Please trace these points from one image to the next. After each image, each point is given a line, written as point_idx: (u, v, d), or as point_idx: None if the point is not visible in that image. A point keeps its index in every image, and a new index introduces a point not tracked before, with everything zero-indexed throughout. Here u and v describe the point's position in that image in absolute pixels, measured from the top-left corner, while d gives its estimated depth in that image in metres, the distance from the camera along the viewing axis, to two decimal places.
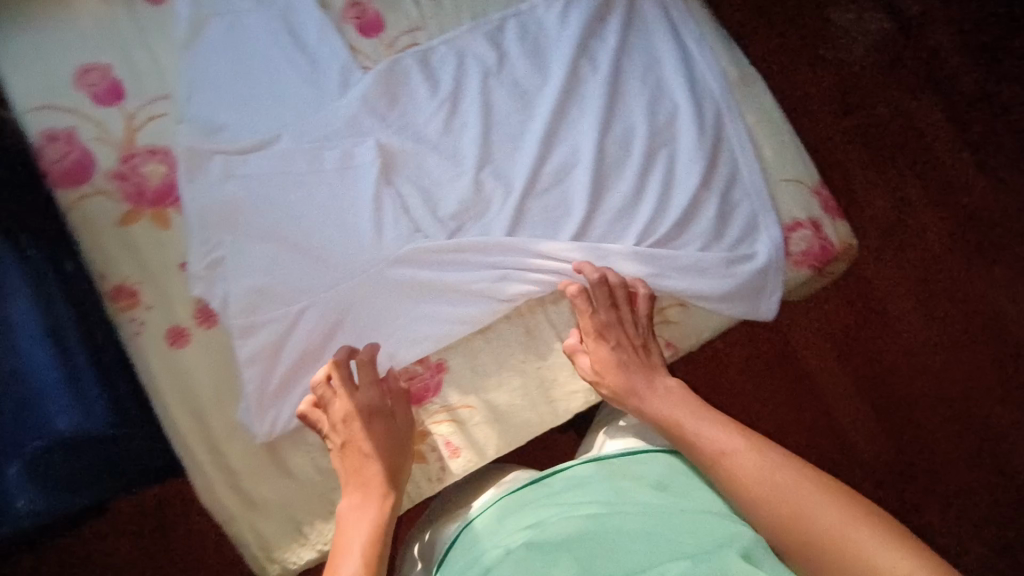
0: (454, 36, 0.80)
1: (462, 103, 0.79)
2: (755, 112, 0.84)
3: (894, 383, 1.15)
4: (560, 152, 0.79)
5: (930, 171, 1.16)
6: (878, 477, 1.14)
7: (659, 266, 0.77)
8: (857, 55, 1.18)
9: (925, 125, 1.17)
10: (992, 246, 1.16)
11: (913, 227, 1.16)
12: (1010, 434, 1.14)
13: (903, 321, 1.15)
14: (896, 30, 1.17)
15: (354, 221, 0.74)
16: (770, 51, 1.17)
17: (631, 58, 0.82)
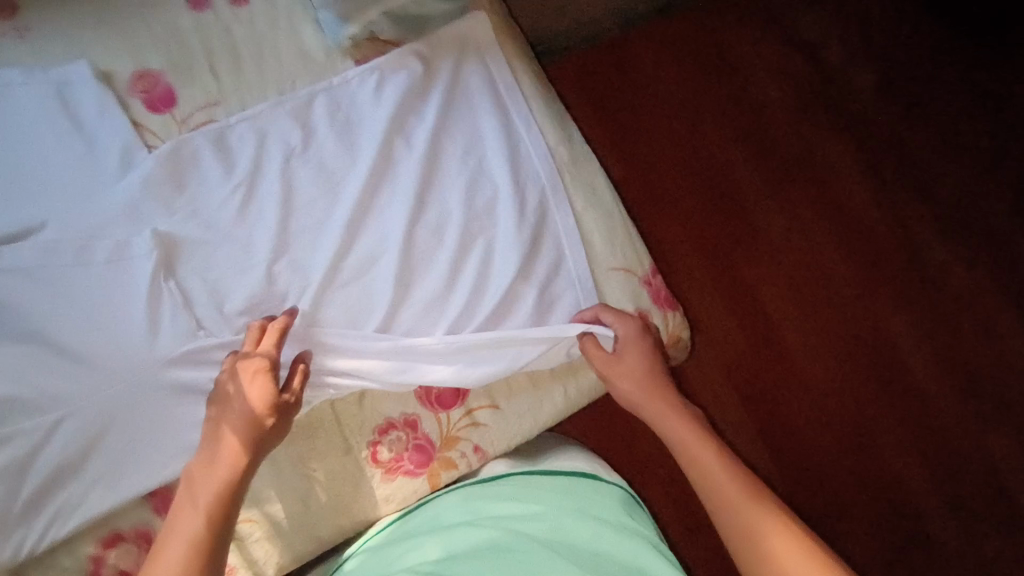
0: (255, 113, 0.74)
1: (260, 186, 0.73)
2: (586, 197, 0.80)
3: (791, 405, 1.20)
4: (366, 241, 0.74)
5: (822, 194, 1.28)
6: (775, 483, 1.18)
7: (471, 356, 0.73)
8: (765, 87, 1.29)
9: (820, 152, 1.28)
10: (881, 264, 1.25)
11: (808, 259, 1.25)
12: (900, 442, 1.20)
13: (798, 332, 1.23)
14: (807, 68, 1.30)
15: (125, 319, 0.68)
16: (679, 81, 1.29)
17: (452, 137, 0.77)
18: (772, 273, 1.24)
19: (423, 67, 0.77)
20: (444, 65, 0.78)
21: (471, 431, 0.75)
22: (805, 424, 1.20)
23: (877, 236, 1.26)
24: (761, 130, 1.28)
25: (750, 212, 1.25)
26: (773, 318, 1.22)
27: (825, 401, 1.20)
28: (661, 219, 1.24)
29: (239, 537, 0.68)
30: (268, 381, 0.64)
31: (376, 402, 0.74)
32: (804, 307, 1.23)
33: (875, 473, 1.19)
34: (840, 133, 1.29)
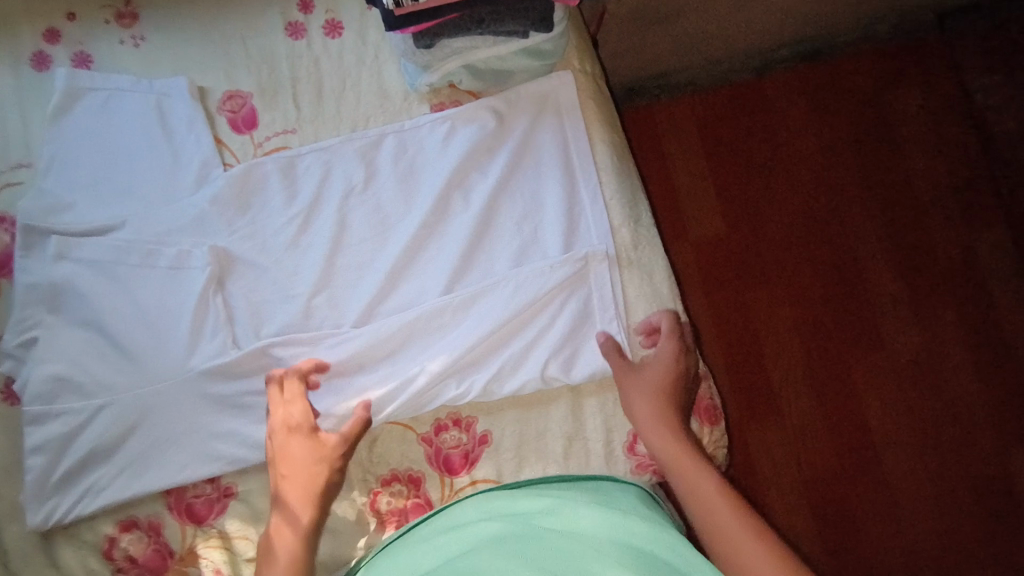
0: (325, 146, 0.76)
1: (317, 216, 0.75)
2: (641, 283, 0.75)
3: (872, 492, 1.12)
4: (405, 290, 0.74)
5: (947, 211, 1.21)
6: (835, 501, 1.13)
7: (461, 301, 0.72)
8: (907, 105, 1.24)
9: (953, 174, 1.22)
10: (993, 295, 1.17)
11: (922, 344, 1.17)
12: (983, 485, 1.11)
13: (892, 350, 1.17)
14: (950, 92, 1.24)
15: (174, 323, 0.72)
16: (812, 84, 1.25)
17: (511, 197, 0.75)
18: (876, 287, 1.19)
19: (495, 121, 0.76)
20: (518, 122, 0.76)
21: None
22: (885, 516, 1.11)
23: (1007, 337, 1.16)
24: (891, 145, 1.23)
25: (865, 283, 1.19)
26: (869, 397, 1.16)
27: (912, 498, 1.12)
28: (766, 272, 1.20)
29: (238, 547, 0.71)
30: (304, 433, 0.67)
31: (386, 447, 0.74)
32: (905, 394, 1.16)
33: (950, 511, 1.11)
34: (979, 161, 1.22)
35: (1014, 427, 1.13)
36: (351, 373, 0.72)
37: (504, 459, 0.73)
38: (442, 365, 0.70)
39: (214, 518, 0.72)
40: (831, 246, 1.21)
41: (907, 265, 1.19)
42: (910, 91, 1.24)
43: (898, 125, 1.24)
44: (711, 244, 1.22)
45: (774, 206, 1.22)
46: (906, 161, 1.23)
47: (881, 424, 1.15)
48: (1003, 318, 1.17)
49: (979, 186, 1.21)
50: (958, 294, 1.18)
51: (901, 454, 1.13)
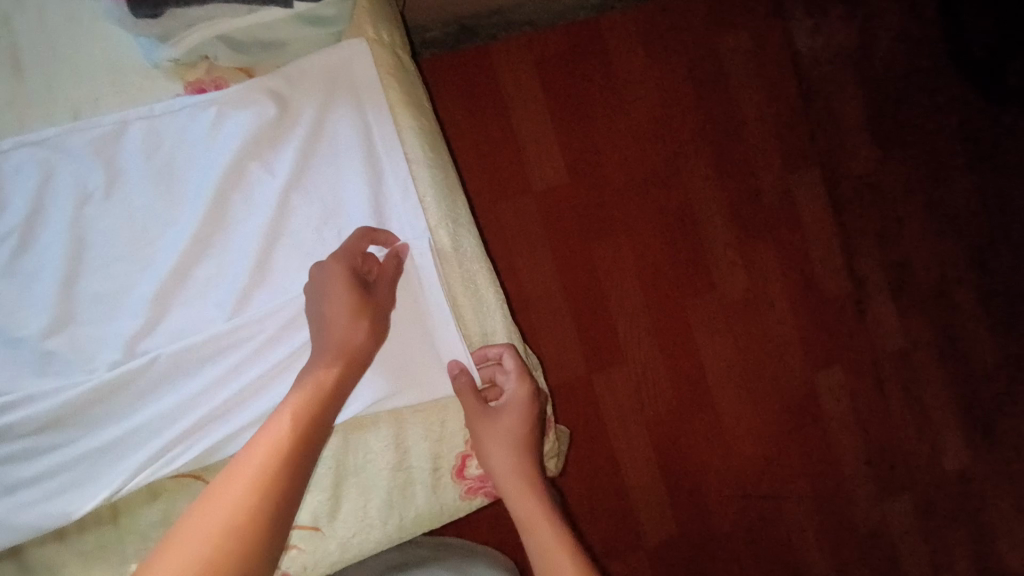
0: (39, 140, 0.58)
1: (40, 233, 0.58)
2: (468, 289, 0.67)
3: (702, 438, 1.18)
4: (177, 318, 0.61)
5: (772, 161, 1.23)
6: (668, 448, 1.17)
7: (249, 332, 0.61)
8: (738, 54, 1.22)
9: (778, 122, 1.23)
10: (807, 242, 1.23)
11: (746, 294, 1.21)
12: (794, 420, 1.21)
13: (720, 299, 1.20)
14: (777, 40, 1.23)
15: None
16: (644, 29, 1.20)
17: (304, 198, 0.63)
18: (706, 237, 1.20)
19: (275, 105, 0.61)
20: (304, 106, 0.62)
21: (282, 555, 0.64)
22: (713, 458, 1.18)
23: (818, 278, 1.23)
24: (721, 94, 1.22)
25: (696, 236, 1.20)
26: (699, 349, 1.19)
27: (735, 438, 1.19)
28: (603, 230, 1.18)
29: None
30: (355, 282, 0.58)
31: (167, 509, 0.61)
32: (730, 342, 1.20)
33: (768, 444, 1.20)
34: (802, 111, 1.24)
35: (818, 363, 1.22)
36: (120, 417, 0.59)
37: (319, 501, 0.64)
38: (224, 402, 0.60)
39: None
40: (665, 202, 1.20)
41: (737, 214, 1.21)
42: (737, 38, 1.22)
43: (727, 78, 1.22)
44: (549, 203, 1.16)
45: (609, 160, 1.18)
46: (736, 111, 1.22)
47: (710, 372, 1.19)
48: (818, 262, 1.23)
49: (801, 135, 1.23)
50: (777, 242, 1.22)
51: (726, 398, 1.19)
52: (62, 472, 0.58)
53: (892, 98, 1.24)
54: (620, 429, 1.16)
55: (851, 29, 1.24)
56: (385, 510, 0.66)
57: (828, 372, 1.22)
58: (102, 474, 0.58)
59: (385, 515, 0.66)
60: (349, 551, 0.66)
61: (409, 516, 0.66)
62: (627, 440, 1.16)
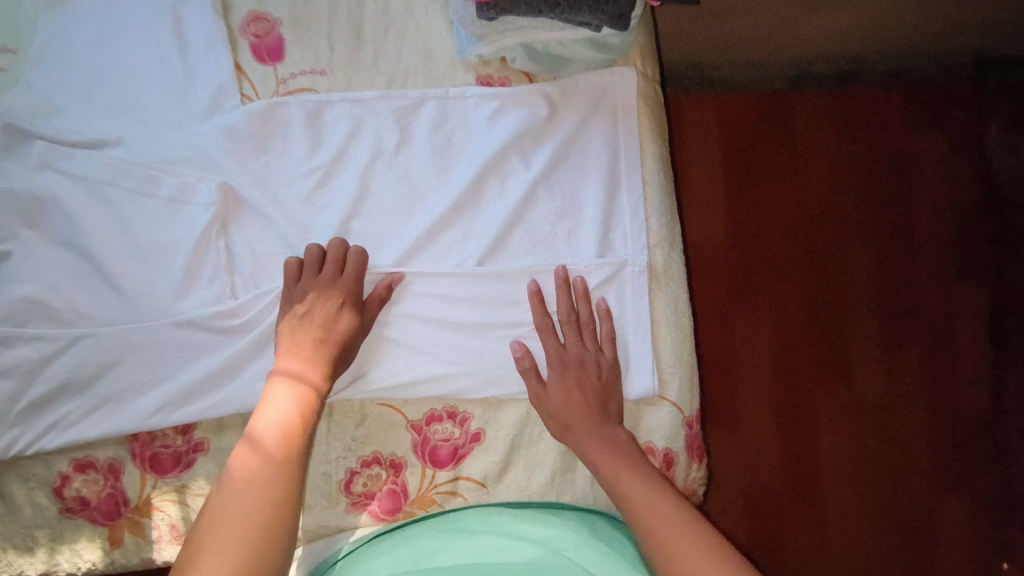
0: (357, 100, 0.69)
1: (338, 173, 0.69)
2: (668, 309, 0.72)
3: (812, 521, 1.14)
4: (420, 269, 0.69)
5: (943, 261, 1.22)
6: (777, 522, 1.13)
7: (483, 289, 0.70)
8: (930, 150, 1.23)
9: (956, 224, 1.22)
10: (960, 348, 1.20)
11: (887, 388, 1.19)
12: (913, 527, 1.15)
13: (860, 384, 1.18)
14: (970, 146, 1.24)
15: (164, 263, 0.67)
16: (840, 106, 1.23)
17: (549, 192, 0.71)
18: (860, 319, 1.19)
19: (547, 110, 0.70)
20: (570, 116, 0.71)
21: (448, 500, 0.71)
22: (818, 550, 1.13)
23: (964, 396, 1.19)
24: (904, 185, 1.22)
25: (848, 315, 1.19)
26: (826, 434, 1.17)
27: (847, 535, 1.14)
28: (757, 291, 1.19)
29: (194, 504, 0.67)
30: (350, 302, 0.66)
31: (370, 431, 0.70)
32: (858, 436, 1.17)
33: (880, 546, 1.14)
34: (984, 220, 1.23)
35: (948, 482, 1.17)
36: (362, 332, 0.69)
37: (493, 461, 0.71)
38: (455, 336, 0.70)
39: (179, 471, 0.68)
40: (825, 281, 1.20)
41: (894, 304, 1.20)
42: (932, 138, 1.23)
43: (913, 178, 1.23)
44: (711, 250, 1.19)
45: (778, 223, 1.20)
46: (914, 205, 1.22)
47: (834, 453, 1.16)
48: (969, 372, 1.19)
49: (978, 242, 1.22)
50: (930, 342, 1.20)
51: (845, 485, 1.16)
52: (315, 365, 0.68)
53: None
54: (730, 489, 1.14)
55: None
56: (543, 487, 0.71)
57: (958, 485, 1.17)
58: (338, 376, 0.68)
59: (546, 491, 0.71)
60: None
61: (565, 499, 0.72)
62: (735, 501, 1.14)
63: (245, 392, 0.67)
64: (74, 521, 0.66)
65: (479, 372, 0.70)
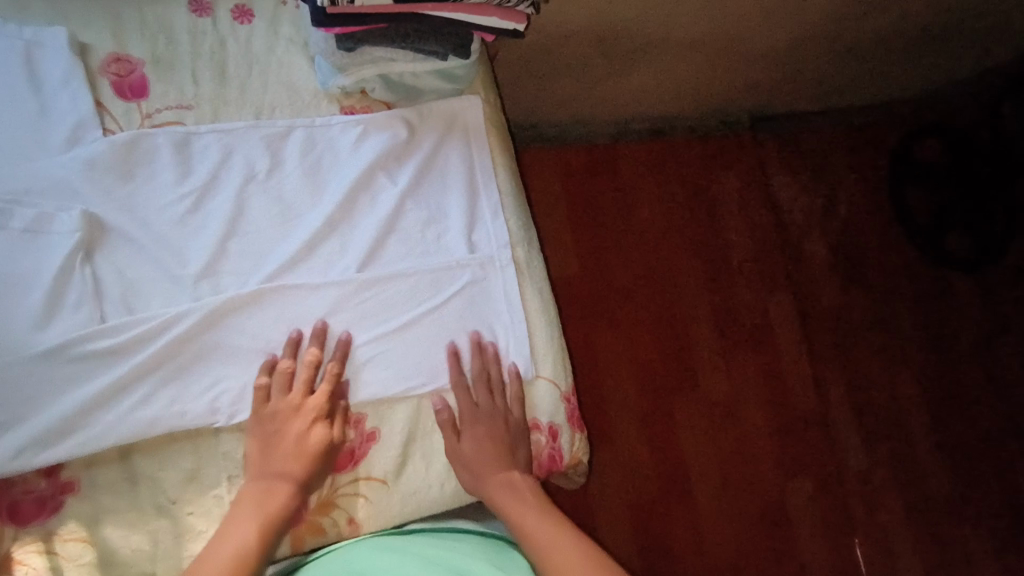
0: (226, 130, 0.74)
1: (210, 198, 0.72)
2: (537, 298, 0.82)
3: (681, 512, 1.28)
4: (302, 277, 0.73)
5: (755, 268, 1.45)
6: (650, 513, 1.27)
7: (369, 296, 0.75)
8: (729, 181, 1.49)
9: (761, 238, 1.47)
10: (781, 337, 1.42)
11: (729, 381, 1.38)
12: (769, 498, 1.32)
13: (706, 381, 1.37)
14: (760, 175, 1.51)
15: (20, 294, 0.64)
16: (654, 153, 1.47)
17: (417, 205, 0.79)
18: (699, 325, 1.40)
19: (407, 132, 0.79)
20: (427, 137, 0.80)
21: (350, 502, 0.71)
22: (689, 540, 1.27)
23: (791, 390, 1.39)
24: (714, 211, 1.47)
25: (687, 324, 1.39)
26: (686, 429, 1.33)
27: (715, 517, 1.29)
28: (609, 317, 1.37)
29: (64, 552, 0.62)
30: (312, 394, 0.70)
31: None
32: (712, 429, 1.34)
33: (746, 521, 1.30)
34: (780, 232, 1.49)
35: (789, 457, 1.35)
36: (246, 342, 0.70)
37: (390, 457, 0.73)
38: (364, 337, 0.74)
39: (45, 517, 0.62)
40: (663, 303, 1.40)
41: (723, 308, 1.42)
42: (730, 175, 1.50)
43: (721, 207, 1.48)
44: (566, 284, 1.37)
45: (618, 254, 1.41)
46: (725, 226, 1.47)
47: (694, 444, 1.32)
48: (790, 357, 1.41)
49: (778, 251, 1.47)
50: (755, 336, 1.41)
51: (706, 470, 1.31)
52: (210, 371, 0.69)
53: (850, 239, 1.51)
54: (609, 490, 1.27)
55: (817, 178, 1.53)
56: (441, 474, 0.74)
57: (797, 460, 1.35)
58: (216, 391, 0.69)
59: (444, 479, 0.74)
60: (406, 505, 0.73)
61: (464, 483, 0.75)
62: (611, 500, 1.26)
63: (117, 415, 0.65)
64: None
65: (377, 376, 0.74)
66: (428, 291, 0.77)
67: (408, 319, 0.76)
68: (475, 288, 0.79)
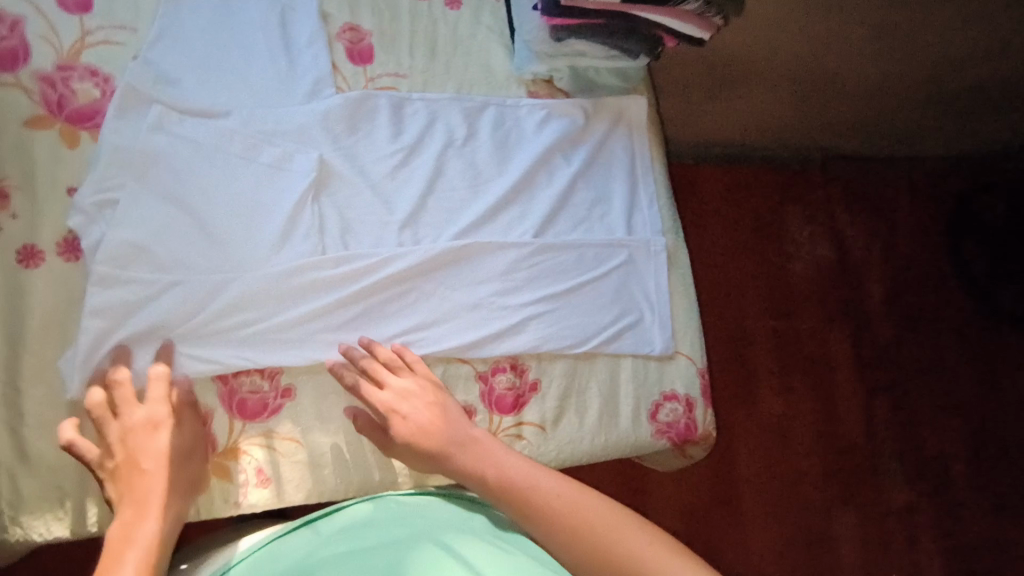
0: (434, 99, 0.83)
1: (415, 158, 0.81)
2: (681, 282, 0.90)
3: (727, 524, 1.34)
4: (485, 237, 0.81)
5: (824, 298, 1.48)
6: (699, 520, 1.33)
7: (542, 260, 0.83)
8: (797, 215, 1.51)
9: (828, 274, 1.49)
10: (854, 369, 1.44)
11: (787, 404, 1.42)
12: (817, 521, 1.36)
13: (765, 402, 1.41)
14: (837, 212, 1.51)
15: (260, 222, 0.73)
16: (729, 183, 1.49)
17: (585, 186, 0.87)
18: (763, 350, 1.43)
19: (583, 120, 0.88)
20: (599, 127, 0.89)
21: (513, 441, 0.79)
22: (732, 548, 1.33)
23: (843, 423, 1.42)
24: (785, 242, 1.49)
25: (749, 347, 1.43)
26: (741, 446, 1.38)
27: (759, 533, 1.34)
28: None
29: (280, 449, 0.71)
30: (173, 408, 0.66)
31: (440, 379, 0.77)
32: (767, 450, 1.39)
33: (790, 538, 1.35)
34: (841, 269, 1.50)
35: (839, 490, 1.38)
36: (441, 286, 0.78)
37: (549, 406, 0.80)
38: (537, 296, 0.82)
39: (266, 417, 0.71)
40: (732, 322, 1.43)
41: (787, 337, 1.45)
42: (795, 209, 1.51)
43: (790, 238, 1.49)
44: None
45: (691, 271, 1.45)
46: (796, 259, 1.48)
47: (746, 462, 1.38)
48: (849, 388, 1.44)
49: (842, 292, 1.48)
50: (820, 365, 1.44)
51: (754, 488, 1.37)
52: (408, 307, 0.77)
53: (920, 283, 1.50)
54: (662, 493, 1.33)
55: (879, 223, 1.53)
56: (594, 426, 0.81)
57: (846, 496, 1.37)
58: (411, 326, 0.77)
59: (594, 433, 0.81)
60: (562, 450, 0.80)
61: (612, 439, 0.82)
62: (663, 503, 1.33)
63: (335, 335, 0.74)
64: None
65: (545, 331, 0.81)
66: (591, 263, 0.85)
67: (573, 285, 0.83)
68: (633, 266, 0.87)
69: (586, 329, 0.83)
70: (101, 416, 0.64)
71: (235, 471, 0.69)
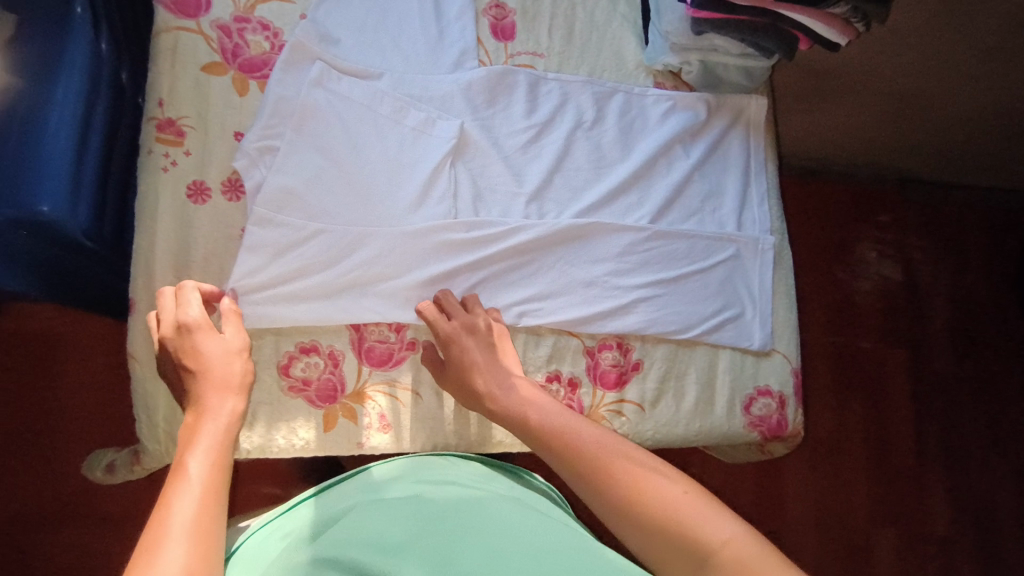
0: (568, 80, 0.86)
1: (545, 136, 0.84)
2: (784, 283, 0.91)
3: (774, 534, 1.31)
4: (604, 218, 0.84)
5: (891, 319, 1.44)
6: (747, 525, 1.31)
7: (655, 245, 0.85)
8: (869, 234, 1.46)
9: (898, 296, 1.45)
10: (915, 393, 1.41)
11: (842, 422, 1.38)
12: (868, 537, 1.33)
13: (818, 415, 1.37)
14: (910, 236, 1.48)
15: (401, 181, 0.77)
16: (804, 193, 1.45)
17: (701, 179, 0.89)
18: (824, 364, 1.39)
19: (705, 114, 0.90)
20: (719, 123, 0.91)
21: (614, 417, 0.81)
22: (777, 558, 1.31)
23: (895, 447, 1.39)
24: (855, 259, 1.45)
25: (809, 361, 1.39)
26: (793, 458, 1.35)
27: (806, 547, 1.31)
28: None
29: (401, 399, 0.75)
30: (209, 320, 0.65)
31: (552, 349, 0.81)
32: (819, 468, 1.35)
33: (837, 552, 1.32)
34: (908, 295, 1.45)
35: (887, 514, 1.35)
36: (559, 261, 0.82)
37: (649, 387, 0.83)
38: (648, 279, 0.84)
39: (390, 366, 0.75)
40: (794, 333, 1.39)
41: (845, 356, 1.41)
42: (870, 228, 1.47)
43: (859, 256, 1.45)
44: None
45: None
46: (864, 277, 1.45)
47: (795, 474, 1.35)
48: (908, 411, 1.41)
49: (908, 317, 1.44)
50: (882, 384, 1.41)
51: (800, 503, 1.33)
52: (528, 277, 0.80)
53: (984, 318, 1.46)
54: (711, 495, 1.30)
55: (948, 254, 1.49)
56: (690, 411, 0.84)
57: (894, 517, 1.35)
58: (529, 295, 0.80)
59: (690, 418, 0.84)
60: (658, 432, 0.82)
61: (707, 425, 0.84)
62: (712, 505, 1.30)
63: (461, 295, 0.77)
64: (293, 401, 0.72)
65: (653, 314, 0.84)
66: (700, 253, 0.87)
67: (683, 273, 0.86)
68: (740, 261, 0.89)
69: (692, 316, 0.85)
70: (167, 336, 0.63)
71: (360, 414, 0.74)
